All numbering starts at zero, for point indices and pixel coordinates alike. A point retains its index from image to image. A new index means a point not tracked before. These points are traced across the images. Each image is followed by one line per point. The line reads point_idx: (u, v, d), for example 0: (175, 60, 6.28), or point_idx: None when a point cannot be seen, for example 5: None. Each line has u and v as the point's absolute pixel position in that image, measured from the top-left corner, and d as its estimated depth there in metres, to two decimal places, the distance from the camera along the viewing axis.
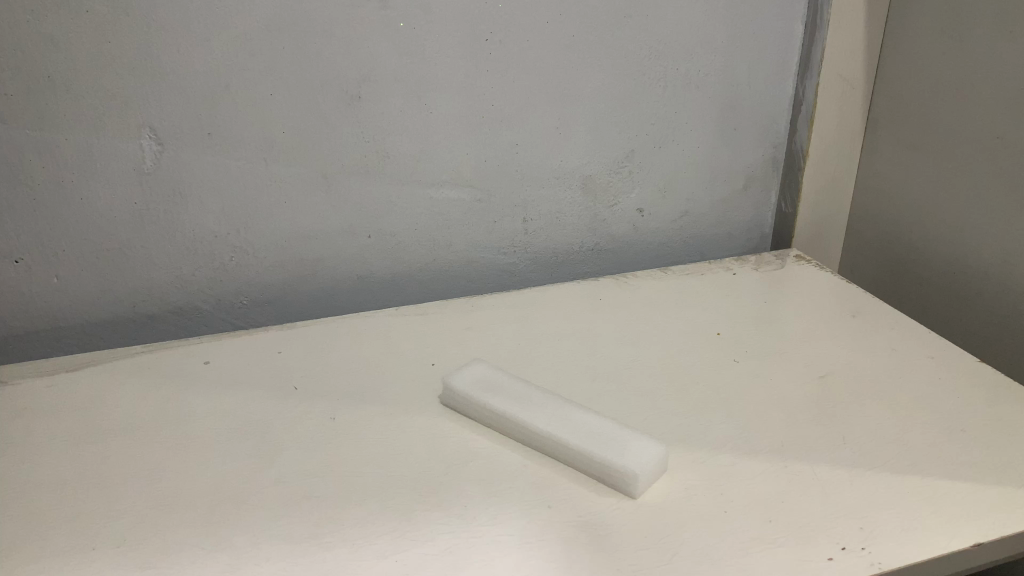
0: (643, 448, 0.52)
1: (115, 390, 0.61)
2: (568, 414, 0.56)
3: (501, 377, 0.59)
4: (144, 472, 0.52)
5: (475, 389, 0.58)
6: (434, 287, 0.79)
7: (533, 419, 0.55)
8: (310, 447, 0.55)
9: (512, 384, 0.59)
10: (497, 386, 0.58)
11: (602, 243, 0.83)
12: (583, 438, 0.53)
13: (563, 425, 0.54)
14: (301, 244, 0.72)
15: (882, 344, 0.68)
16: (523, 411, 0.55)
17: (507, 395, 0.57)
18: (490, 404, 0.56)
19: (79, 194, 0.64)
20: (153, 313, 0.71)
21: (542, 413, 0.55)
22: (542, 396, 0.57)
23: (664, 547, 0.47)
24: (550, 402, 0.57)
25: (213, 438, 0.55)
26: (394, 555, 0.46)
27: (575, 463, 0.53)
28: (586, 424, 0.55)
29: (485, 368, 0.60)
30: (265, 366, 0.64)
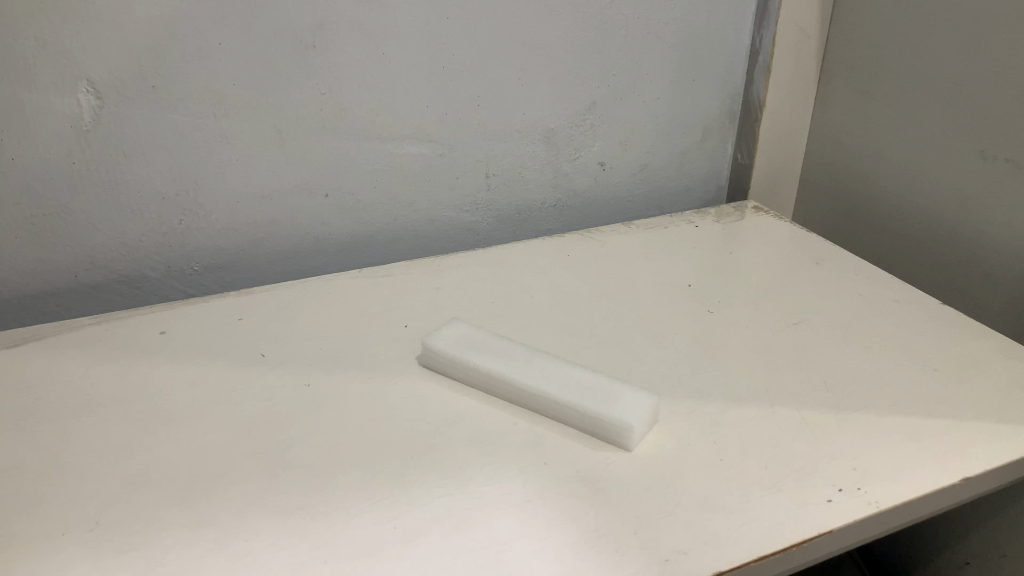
0: (634, 399, 0.51)
1: (64, 364, 0.56)
2: (555, 368, 0.54)
3: (482, 336, 0.57)
4: (109, 450, 0.48)
5: (457, 349, 0.55)
6: (395, 247, 0.76)
7: (522, 375, 0.53)
8: (288, 415, 0.52)
9: (495, 342, 0.57)
10: (481, 344, 0.56)
11: (564, 197, 0.81)
12: (573, 392, 0.52)
13: (551, 380, 0.53)
14: (256, 205, 0.68)
15: (848, 290, 0.69)
16: (510, 369, 0.54)
17: (491, 353, 0.55)
18: (475, 363, 0.54)
19: (12, 153, 0.59)
20: (97, 282, 0.66)
21: (528, 369, 0.54)
22: (526, 352, 0.56)
23: (665, 499, 0.46)
24: (535, 358, 0.55)
25: (180, 412, 0.52)
26: (393, 521, 0.44)
27: (566, 419, 0.52)
28: (575, 379, 0.53)
29: (464, 326, 0.58)
30: (228, 334, 0.60)
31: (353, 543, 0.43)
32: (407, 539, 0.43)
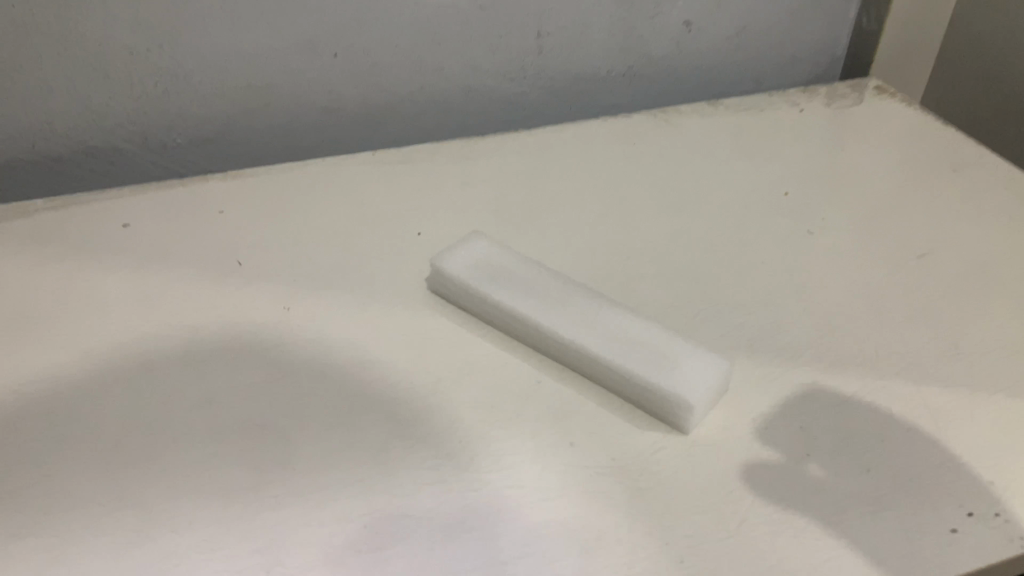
0: (697, 367, 0.39)
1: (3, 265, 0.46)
2: (598, 312, 0.42)
3: (508, 258, 0.45)
4: (31, 387, 0.39)
5: (474, 277, 0.43)
6: (423, 122, 0.63)
7: (556, 321, 0.41)
8: (254, 351, 0.41)
9: (524, 269, 0.44)
10: (504, 271, 0.44)
11: (636, 65, 0.65)
12: (620, 349, 0.39)
13: (592, 330, 0.40)
14: (247, 65, 0.55)
15: (995, 212, 0.53)
16: (541, 310, 0.41)
17: (517, 286, 0.43)
18: (496, 300, 0.42)
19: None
20: (61, 155, 0.55)
21: (564, 312, 0.41)
22: (563, 286, 0.43)
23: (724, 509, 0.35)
24: (574, 295, 0.43)
25: (126, 337, 0.42)
26: (362, 518, 0.34)
27: (605, 383, 0.40)
28: (623, 329, 0.41)
29: (486, 243, 0.46)
30: (202, 232, 0.49)
31: (309, 550, 0.33)
32: (378, 547, 0.33)
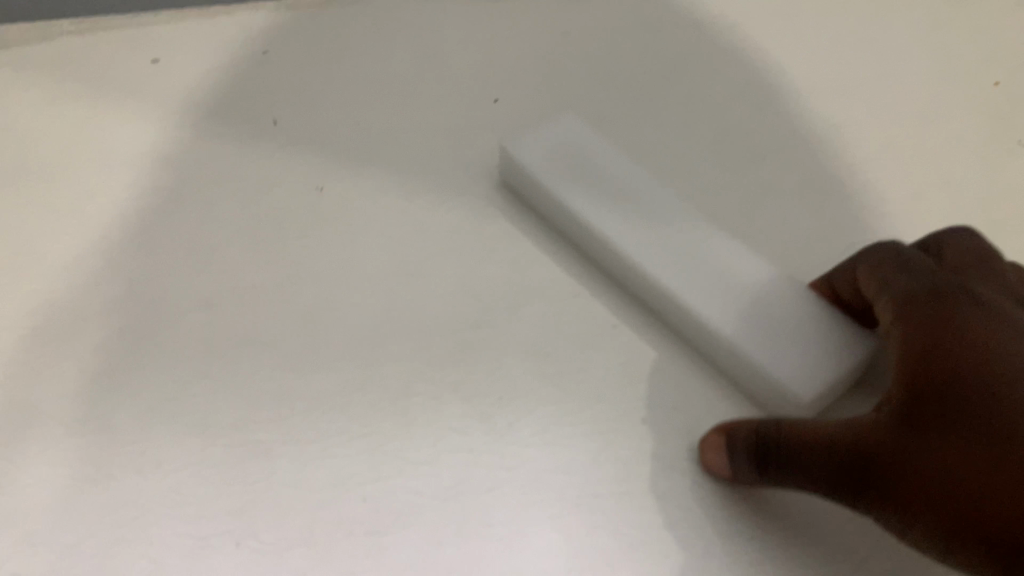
0: (836, 339, 0.28)
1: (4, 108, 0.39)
2: (710, 242, 0.31)
3: (600, 148, 0.34)
4: (15, 264, 0.33)
5: (550, 177, 0.33)
6: None
7: (651, 253, 0.30)
8: (271, 242, 0.33)
9: (619, 164, 0.33)
10: (592, 166, 0.33)
11: None
12: (731, 304, 0.29)
13: (698, 271, 0.30)
14: None
15: None
16: (632, 234, 0.31)
17: (606, 194, 0.32)
18: (575, 212, 0.32)
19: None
20: None
21: (663, 240, 0.31)
22: (667, 197, 0.32)
23: (830, 548, 0.26)
24: (680, 213, 0.32)
25: (131, 209, 0.35)
26: (364, 488, 0.27)
27: (703, 339, 0.30)
28: (742, 270, 0.30)
29: (572, 122, 0.34)
30: (241, 77, 0.41)
31: (292, 522, 0.26)
32: (375, 531, 0.26)
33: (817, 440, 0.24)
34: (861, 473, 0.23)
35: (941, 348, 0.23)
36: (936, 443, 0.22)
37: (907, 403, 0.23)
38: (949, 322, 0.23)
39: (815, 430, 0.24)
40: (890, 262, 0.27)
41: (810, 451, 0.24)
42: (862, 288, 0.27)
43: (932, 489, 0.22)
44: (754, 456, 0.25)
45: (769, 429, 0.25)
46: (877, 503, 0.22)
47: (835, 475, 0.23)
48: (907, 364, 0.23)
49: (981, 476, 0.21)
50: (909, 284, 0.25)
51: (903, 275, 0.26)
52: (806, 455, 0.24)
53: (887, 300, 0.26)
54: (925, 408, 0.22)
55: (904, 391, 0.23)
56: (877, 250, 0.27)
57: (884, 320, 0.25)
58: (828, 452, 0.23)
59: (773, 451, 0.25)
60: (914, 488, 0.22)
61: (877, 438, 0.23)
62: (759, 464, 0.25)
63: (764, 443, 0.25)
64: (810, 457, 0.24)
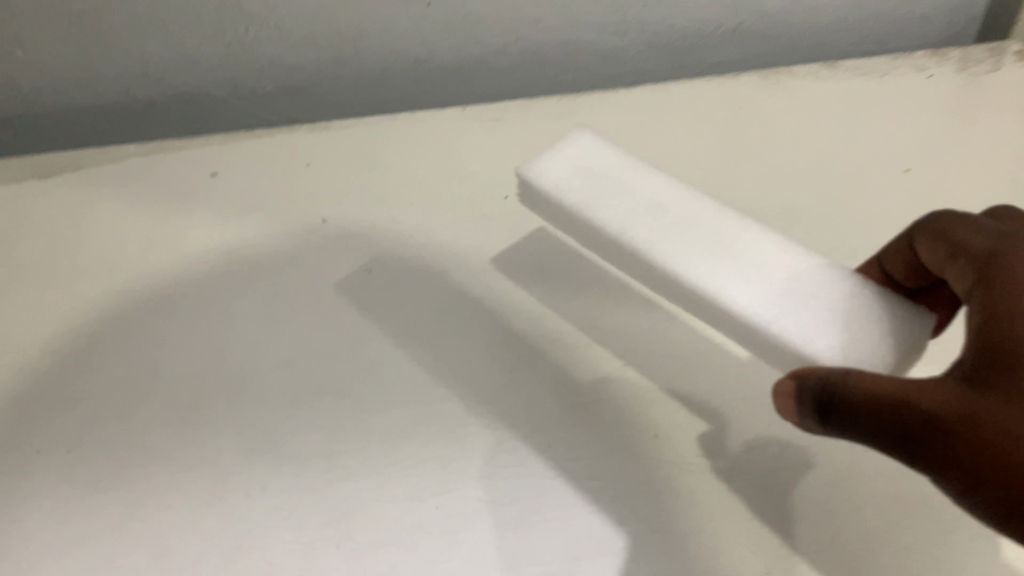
0: (870, 323, 0.30)
1: (93, 193, 0.48)
2: (742, 241, 0.33)
3: (620, 159, 0.36)
4: (115, 335, 0.39)
5: (575, 184, 0.36)
6: (516, 72, 0.60)
7: (677, 253, 0.33)
8: (332, 313, 0.40)
9: (642, 188, 0.35)
10: (616, 188, 0.35)
11: (749, 22, 0.59)
12: (774, 298, 0.31)
13: (729, 267, 0.32)
14: (335, 14, 0.52)
15: None
16: (656, 238, 0.33)
17: (628, 201, 0.35)
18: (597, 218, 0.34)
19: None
20: (154, 99, 0.56)
21: (690, 240, 0.33)
22: (693, 206, 0.34)
23: (818, 498, 0.32)
24: (709, 219, 0.34)
25: (207, 288, 0.41)
26: (437, 498, 0.33)
27: (735, 336, 0.33)
28: (771, 262, 0.32)
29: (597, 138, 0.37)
30: (290, 184, 0.49)
31: (368, 505, 0.33)
32: (450, 530, 0.32)
33: (875, 398, 0.26)
34: (918, 428, 0.24)
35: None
36: (1000, 402, 0.23)
37: (981, 364, 0.24)
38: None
39: (881, 386, 0.26)
40: (970, 225, 0.28)
41: (875, 403, 0.26)
42: (938, 247, 0.30)
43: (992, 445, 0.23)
44: (818, 412, 0.27)
45: (836, 380, 0.27)
46: (935, 461, 0.24)
47: (890, 426, 0.25)
48: (990, 325, 0.25)
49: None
50: (990, 242, 0.27)
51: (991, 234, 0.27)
52: (863, 408, 0.26)
53: (971, 259, 0.28)
54: (997, 370, 0.24)
55: (979, 353, 0.24)
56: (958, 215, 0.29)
57: (966, 278, 0.27)
58: (885, 408, 0.25)
59: (839, 405, 0.26)
60: (975, 446, 0.23)
61: (940, 399, 0.24)
62: (822, 414, 0.27)
63: (827, 397, 0.27)
64: (862, 415, 0.26)
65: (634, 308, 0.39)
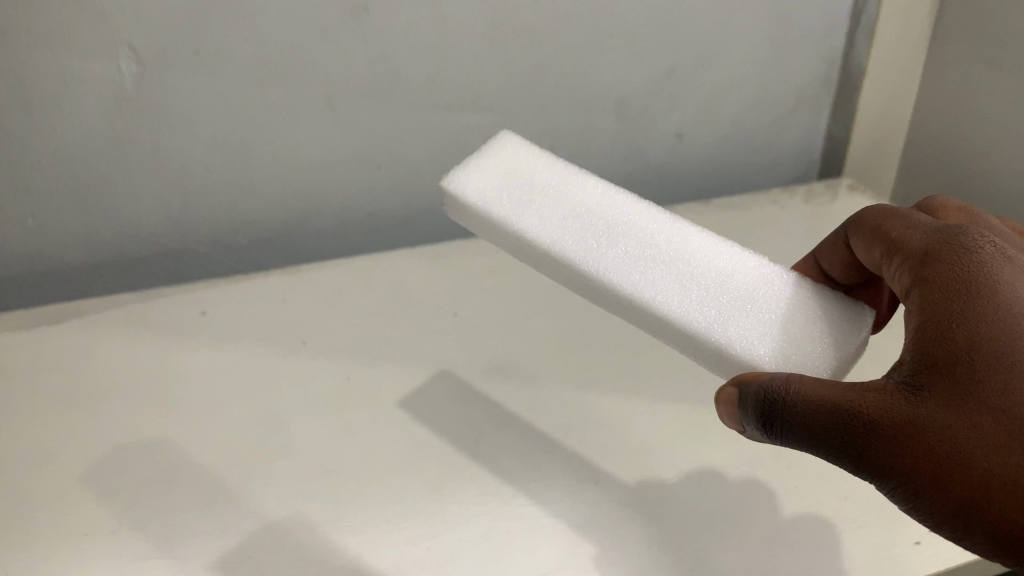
0: (776, 320, 0.37)
1: (96, 335, 0.55)
2: (663, 245, 0.38)
3: (550, 170, 0.40)
4: (142, 444, 0.47)
5: (510, 202, 0.39)
6: (452, 224, 0.73)
7: (615, 268, 0.37)
8: (322, 412, 0.49)
9: (573, 202, 0.39)
10: (551, 202, 0.39)
11: (636, 172, 0.78)
12: (698, 306, 0.36)
13: (658, 275, 0.37)
14: (304, 179, 0.66)
15: None
16: (592, 249, 0.38)
17: (563, 215, 0.39)
18: (537, 235, 0.38)
19: (36, 113, 0.56)
20: (143, 255, 0.65)
21: (623, 251, 0.38)
22: (618, 213, 0.39)
23: (720, 519, 0.43)
24: (635, 227, 0.39)
25: (216, 403, 0.50)
26: (428, 540, 0.41)
27: (652, 328, 0.38)
28: (689, 268, 0.38)
29: (520, 147, 0.41)
30: (272, 315, 0.58)
31: (372, 549, 0.41)
32: (440, 562, 0.40)
33: (825, 407, 0.31)
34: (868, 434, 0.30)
35: (953, 313, 0.31)
36: (941, 411, 0.30)
37: (916, 371, 0.31)
38: (957, 283, 0.32)
39: (827, 391, 0.31)
40: (903, 228, 0.36)
41: (822, 409, 0.31)
42: (877, 241, 0.37)
43: (928, 447, 0.30)
44: (768, 417, 0.32)
45: (782, 389, 0.32)
46: (883, 459, 0.30)
47: (840, 432, 0.31)
48: (923, 331, 0.31)
49: (978, 439, 0.29)
50: (918, 244, 0.34)
51: (917, 239, 0.35)
52: (816, 417, 0.31)
53: (903, 259, 0.35)
54: (932, 377, 0.30)
55: (920, 364, 0.31)
56: (891, 216, 0.37)
57: (908, 281, 0.34)
58: (835, 416, 0.31)
59: (785, 408, 0.32)
60: (921, 448, 0.30)
61: (888, 405, 0.30)
62: (772, 421, 0.32)
63: (778, 406, 0.32)
64: (815, 422, 0.31)
65: (565, 392, 0.51)
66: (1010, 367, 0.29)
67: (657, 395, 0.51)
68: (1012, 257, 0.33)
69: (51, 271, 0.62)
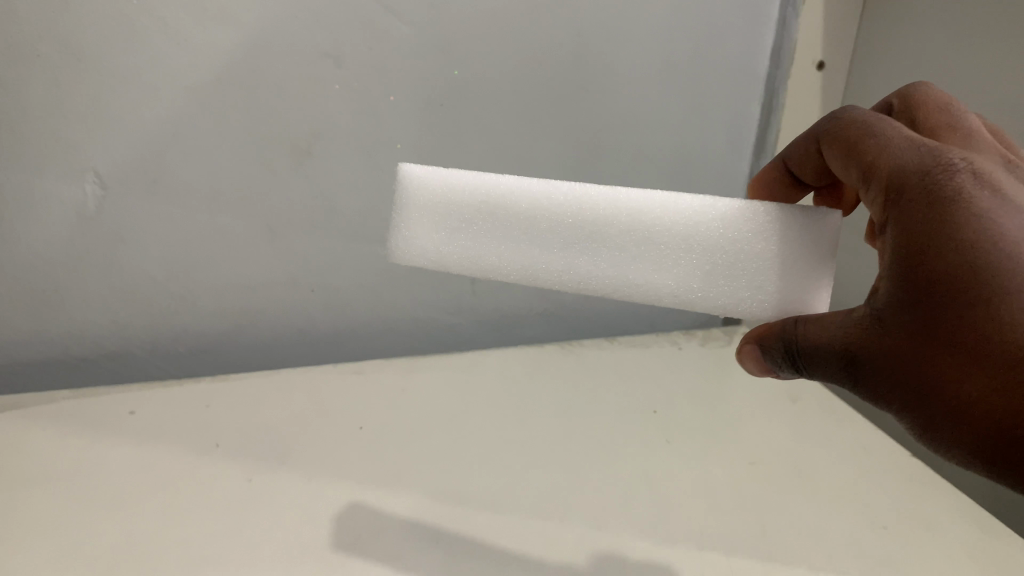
0: (738, 270, 0.44)
1: (28, 430, 0.61)
2: (617, 240, 0.44)
3: (481, 202, 0.45)
4: (48, 527, 0.51)
5: (475, 251, 0.45)
6: (379, 344, 0.81)
7: (587, 275, 0.45)
8: (221, 511, 0.54)
9: (517, 223, 0.45)
10: (502, 234, 0.45)
11: (551, 307, 0.83)
12: (670, 285, 0.44)
13: (631, 264, 0.44)
14: (242, 296, 0.74)
15: (817, 431, 0.69)
16: (563, 268, 0.45)
17: (518, 236, 0.45)
18: (509, 268, 0.45)
19: (4, 224, 0.63)
20: (85, 355, 0.72)
21: (589, 257, 0.45)
22: (560, 214, 0.45)
23: None
24: (586, 228, 0.45)
25: (124, 495, 0.54)
26: None
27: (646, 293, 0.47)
28: (646, 256, 0.44)
29: (437, 186, 0.46)
30: (192, 419, 0.64)
31: None
32: None
33: (820, 344, 0.39)
34: (856, 364, 0.37)
35: (914, 247, 0.35)
36: (907, 344, 0.35)
37: (887, 303, 0.36)
38: (919, 214, 0.35)
39: (819, 331, 0.39)
40: (876, 150, 0.39)
41: (822, 345, 0.39)
42: (855, 164, 0.41)
43: (900, 373, 0.35)
44: (786, 350, 0.41)
45: (790, 331, 0.41)
46: (871, 385, 0.37)
47: (837, 361, 0.38)
48: (892, 258, 0.36)
49: (938, 365, 0.34)
50: (891, 172, 0.37)
51: (886, 162, 0.38)
52: (818, 352, 0.39)
53: (876, 184, 0.39)
54: (898, 311, 0.35)
55: (889, 298, 0.36)
56: (865, 137, 0.40)
57: (879, 208, 0.38)
58: (830, 350, 0.38)
59: (801, 345, 0.40)
60: (896, 375, 0.36)
61: (865, 339, 0.37)
62: (790, 355, 0.41)
63: (791, 344, 0.41)
64: (818, 355, 0.39)
65: (447, 501, 0.56)
66: (956, 295, 0.33)
67: (529, 507, 0.56)
68: (975, 176, 0.35)
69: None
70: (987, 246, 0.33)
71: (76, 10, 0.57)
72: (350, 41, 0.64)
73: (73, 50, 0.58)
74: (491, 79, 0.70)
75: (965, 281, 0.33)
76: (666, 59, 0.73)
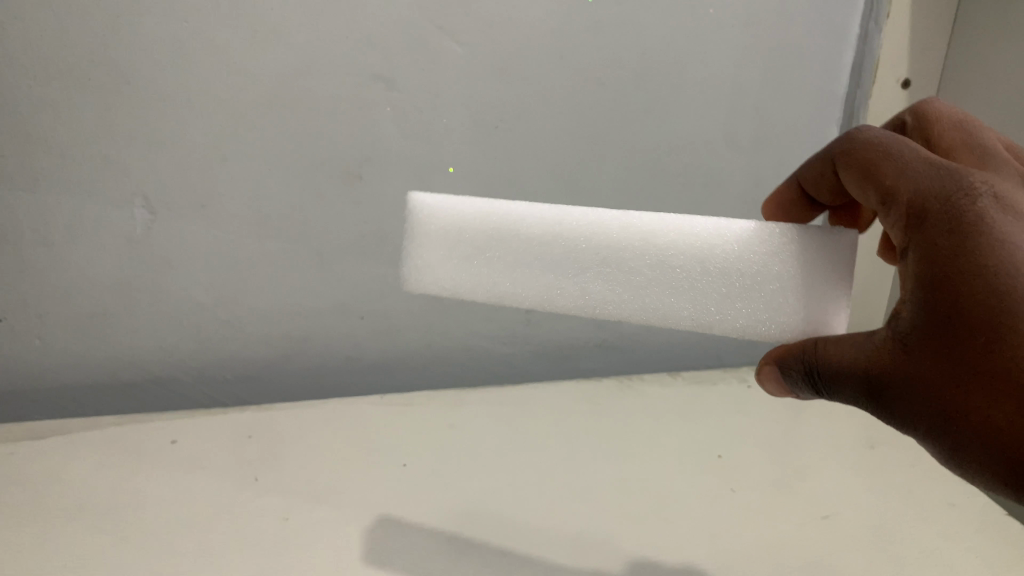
0: (753, 291, 0.45)
1: (70, 459, 0.60)
2: (630, 264, 0.46)
3: (491, 228, 0.47)
4: (76, 560, 0.49)
5: (487, 276, 0.46)
6: (427, 373, 0.78)
7: (603, 299, 0.46)
8: (251, 549, 0.51)
9: (529, 249, 0.46)
10: (513, 261, 0.46)
11: (609, 339, 0.79)
12: (685, 308, 0.45)
13: (646, 287, 0.45)
14: (290, 322, 0.72)
15: (898, 484, 0.63)
16: (579, 291, 0.46)
17: (532, 262, 0.46)
18: (522, 291, 0.46)
19: (56, 248, 0.63)
20: (136, 380, 0.72)
21: (604, 280, 0.46)
22: (573, 240, 0.46)
23: None
24: (599, 252, 0.46)
25: (156, 529, 0.52)
26: None
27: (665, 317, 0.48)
28: (660, 279, 0.45)
29: (447, 214, 0.47)
30: (233, 451, 0.62)
31: None
32: None
33: (842, 368, 0.37)
34: (876, 391, 0.36)
35: (936, 272, 0.33)
36: (928, 370, 0.33)
37: (908, 328, 0.34)
38: (942, 241, 0.34)
39: (840, 355, 0.38)
40: (892, 173, 0.37)
41: (843, 369, 0.37)
42: (871, 186, 0.39)
43: (922, 401, 0.34)
44: (805, 374, 0.40)
45: (809, 354, 0.40)
46: (891, 411, 0.35)
47: (858, 387, 0.37)
48: (914, 283, 0.35)
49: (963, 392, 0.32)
50: (910, 196, 0.36)
51: (906, 185, 0.36)
52: (838, 376, 0.38)
53: (893, 208, 0.37)
54: (920, 336, 0.34)
55: (910, 324, 0.34)
56: (883, 158, 0.38)
57: (898, 233, 0.37)
58: (851, 375, 0.37)
59: (820, 369, 0.39)
60: (918, 403, 0.34)
61: (886, 366, 0.35)
62: (810, 379, 0.40)
63: (811, 367, 0.40)
64: (838, 379, 0.38)
65: (490, 548, 0.52)
66: (981, 323, 0.32)
67: (577, 558, 0.52)
68: (998, 201, 0.34)
69: (52, 389, 0.70)
70: (1012, 274, 0.31)
71: (126, 33, 0.56)
72: (401, 62, 0.62)
73: (123, 73, 0.58)
74: (548, 100, 0.66)
75: (991, 305, 0.32)
76: (737, 78, 0.69)
